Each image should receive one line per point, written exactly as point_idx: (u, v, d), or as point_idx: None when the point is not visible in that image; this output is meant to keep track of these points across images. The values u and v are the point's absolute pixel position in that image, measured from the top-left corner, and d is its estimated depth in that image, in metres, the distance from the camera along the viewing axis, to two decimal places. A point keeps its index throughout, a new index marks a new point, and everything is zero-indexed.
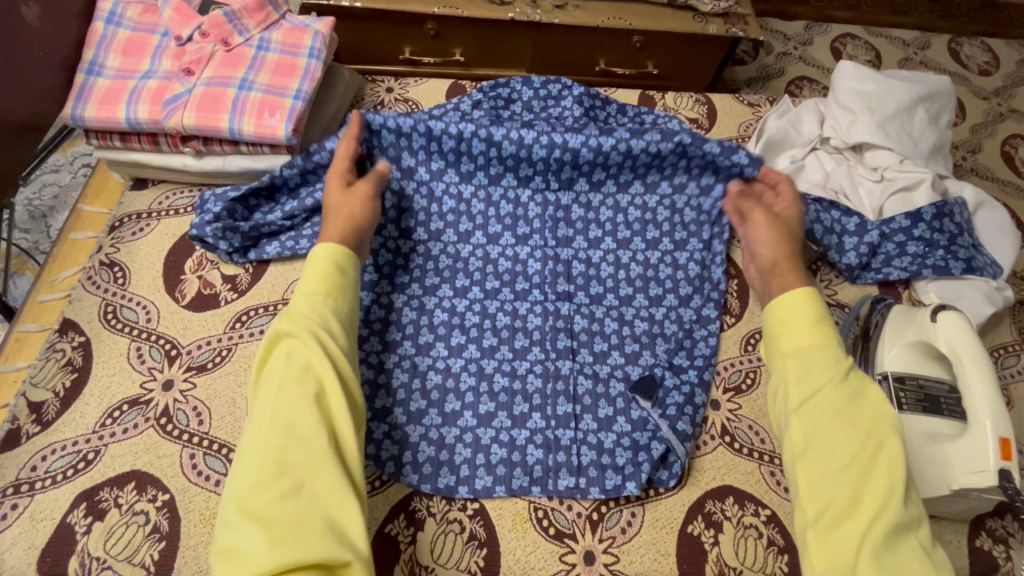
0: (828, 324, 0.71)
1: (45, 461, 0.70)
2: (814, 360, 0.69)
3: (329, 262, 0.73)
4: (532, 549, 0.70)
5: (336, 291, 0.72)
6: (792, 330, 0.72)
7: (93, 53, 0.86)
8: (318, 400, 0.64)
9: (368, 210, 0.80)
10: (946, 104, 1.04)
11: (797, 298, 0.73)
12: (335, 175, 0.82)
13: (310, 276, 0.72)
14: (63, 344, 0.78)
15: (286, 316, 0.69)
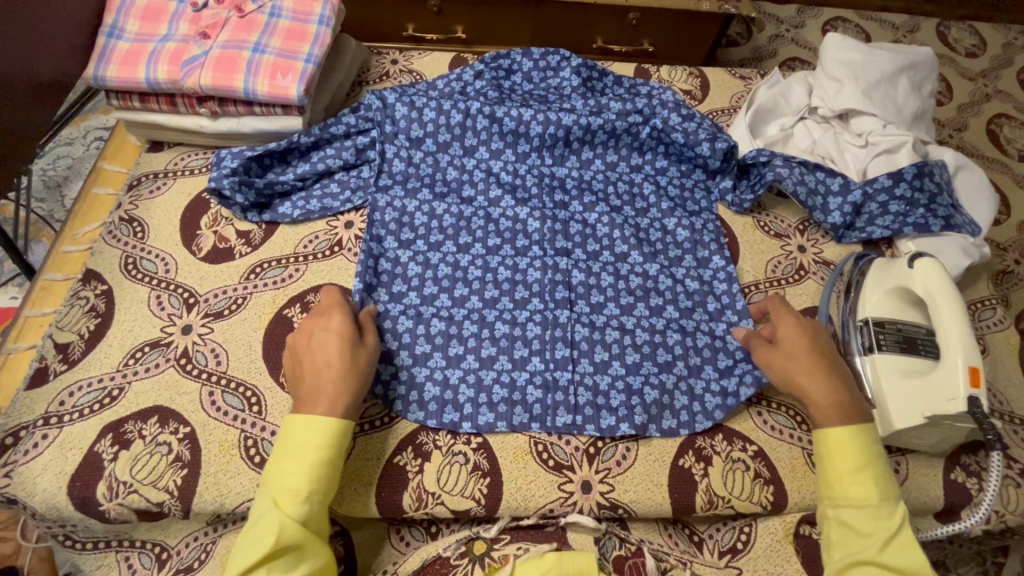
0: (881, 475, 0.67)
1: (72, 396, 0.74)
2: (864, 521, 0.64)
3: (320, 454, 0.65)
4: (533, 478, 0.74)
5: (326, 485, 0.65)
6: (843, 479, 0.67)
7: (113, 18, 0.90)
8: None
9: (368, 371, 0.73)
10: (928, 73, 1.08)
11: (846, 438, 0.68)
12: (331, 334, 0.72)
13: (299, 468, 0.64)
14: (87, 292, 0.82)
15: (266, 516, 0.61)
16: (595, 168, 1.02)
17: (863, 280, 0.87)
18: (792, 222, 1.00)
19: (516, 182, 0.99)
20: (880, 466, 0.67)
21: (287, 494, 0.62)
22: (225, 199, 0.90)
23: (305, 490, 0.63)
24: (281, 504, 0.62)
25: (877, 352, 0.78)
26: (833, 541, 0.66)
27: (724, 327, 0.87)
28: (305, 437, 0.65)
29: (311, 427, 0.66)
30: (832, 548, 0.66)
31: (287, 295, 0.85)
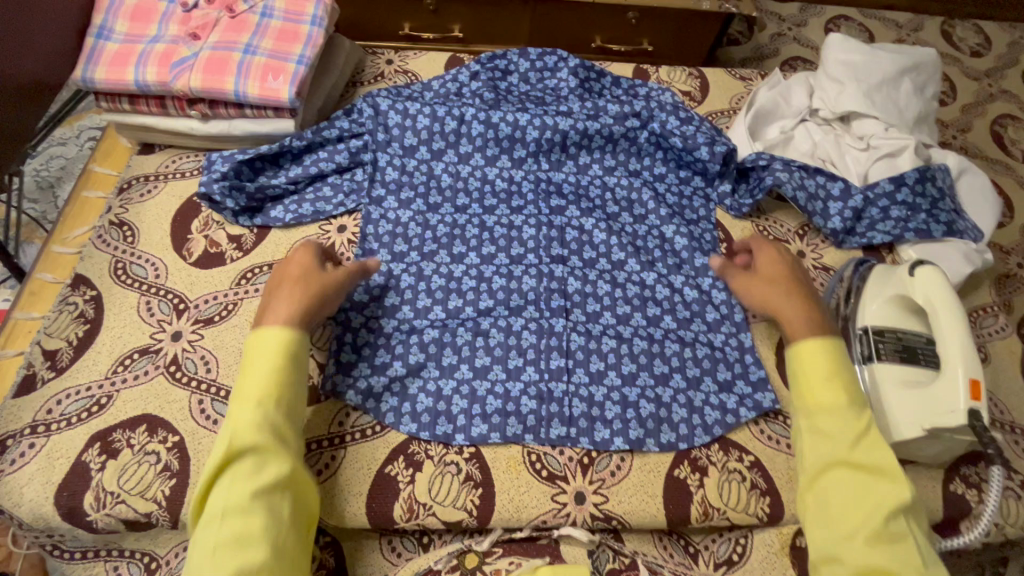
0: (844, 381, 0.71)
1: (60, 404, 0.73)
2: (834, 426, 0.68)
3: (278, 356, 0.68)
4: (526, 489, 0.73)
5: (285, 389, 0.68)
6: (814, 389, 0.71)
7: (102, 18, 0.88)
8: (269, 520, 0.60)
9: (327, 295, 0.76)
10: (932, 75, 1.06)
11: (819, 351, 0.73)
12: (294, 263, 0.78)
13: (257, 375, 0.67)
14: (76, 297, 0.81)
15: (228, 423, 0.64)
16: (592, 173, 1.01)
17: (863, 284, 0.85)
18: (792, 226, 0.98)
19: (511, 186, 0.98)
20: (843, 374, 0.72)
21: (245, 401, 0.65)
22: (216, 203, 0.90)
23: (263, 394, 0.66)
24: (238, 405, 0.65)
25: (876, 361, 0.77)
26: (808, 448, 0.69)
27: (722, 336, 0.87)
28: (263, 347, 0.69)
29: (268, 337, 0.69)
30: (806, 455, 0.69)
31: None
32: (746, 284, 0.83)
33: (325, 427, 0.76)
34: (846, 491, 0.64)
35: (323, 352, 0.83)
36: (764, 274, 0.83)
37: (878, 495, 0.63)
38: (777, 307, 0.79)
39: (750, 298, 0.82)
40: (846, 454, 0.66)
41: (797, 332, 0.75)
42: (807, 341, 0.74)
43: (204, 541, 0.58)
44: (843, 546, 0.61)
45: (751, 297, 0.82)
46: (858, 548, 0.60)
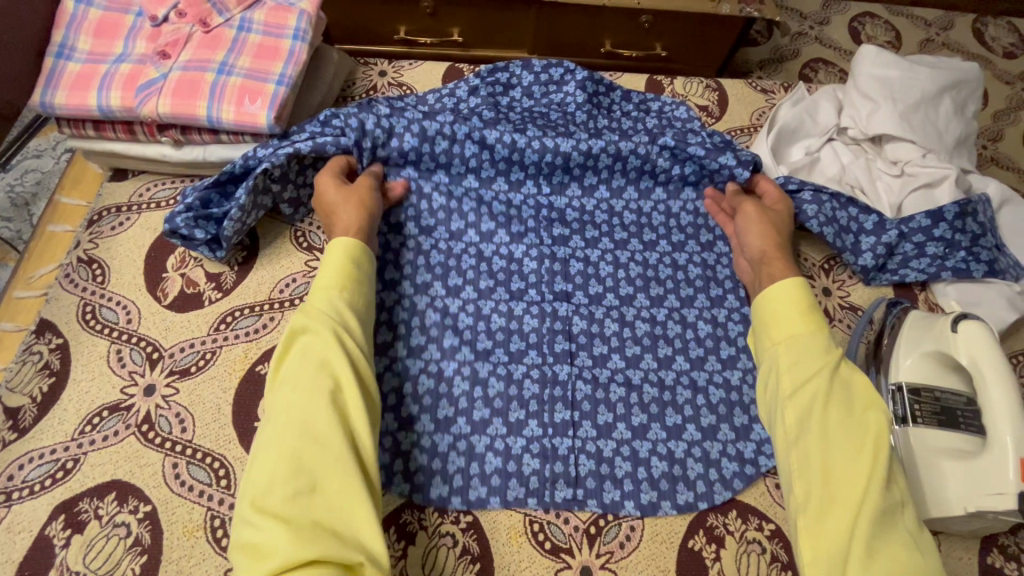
0: (808, 310, 0.73)
1: (22, 470, 0.68)
2: (805, 351, 0.69)
3: (347, 256, 0.73)
4: (527, 564, 0.68)
5: (354, 287, 0.72)
6: (782, 318, 0.73)
7: (62, 35, 0.80)
8: (336, 399, 0.64)
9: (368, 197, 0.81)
10: (972, 92, 0.98)
11: (788, 288, 0.74)
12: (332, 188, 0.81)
13: (329, 274, 0.72)
14: (40, 346, 0.75)
15: (303, 311, 0.70)
16: (600, 201, 0.93)
17: (896, 330, 0.78)
18: (817, 260, 0.91)
19: (513, 213, 0.90)
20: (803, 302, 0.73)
21: (320, 292, 0.70)
22: (188, 240, 0.81)
23: (335, 287, 0.70)
24: (316, 295, 0.70)
25: (911, 425, 0.71)
26: (781, 372, 0.69)
27: (739, 375, 0.80)
28: (329, 256, 0.73)
29: (334, 248, 0.74)
30: (778, 380, 0.69)
31: (260, 348, 0.78)
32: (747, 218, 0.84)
33: None
34: (806, 387, 0.67)
35: None
36: (766, 214, 0.84)
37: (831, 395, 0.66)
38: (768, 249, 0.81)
39: (745, 230, 0.83)
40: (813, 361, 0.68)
41: (777, 275, 0.77)
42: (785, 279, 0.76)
43: (280, 407, 0.63)
44: (805, 438, 0.65)
45: (747, 229, 0.83)
46: (817, 454, 0.64)
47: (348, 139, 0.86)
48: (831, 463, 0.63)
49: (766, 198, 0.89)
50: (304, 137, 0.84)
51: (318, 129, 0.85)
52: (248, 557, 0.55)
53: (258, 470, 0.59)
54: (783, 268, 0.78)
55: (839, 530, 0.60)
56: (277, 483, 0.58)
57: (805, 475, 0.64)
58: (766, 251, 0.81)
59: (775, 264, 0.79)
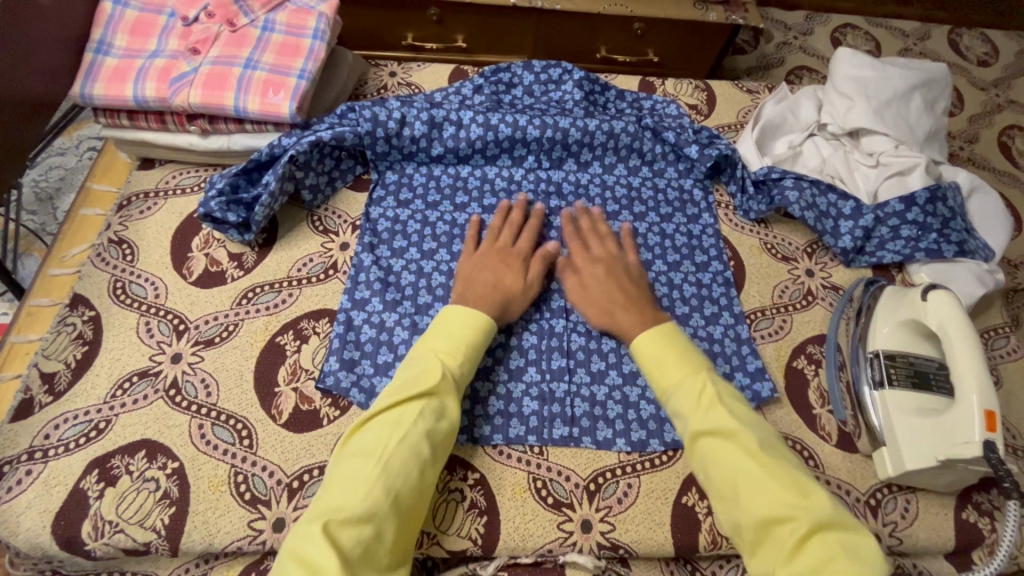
0: (690, 359, 0.73)
1: (57, 429, 0.72)
2: (678, 401, 0.70)
3: (475, 331, 0.75)
4: (531, 517, 0.72)
5: (472, 363, 0.74)
6: (656, 375, 0.73)
7: (101, 33, 0.87)
8: (427, 468, 0.65)
9: (506, 273, 0.83)
10: (942, 91, 1.05)
11: (648, 343, 0.75)
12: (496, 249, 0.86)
13: (454, 341, 0.73)
14: (74, 318, 0.80)
15: (427, 364, 0.70)
16: (597, 189, 0.99)
17: (874, 306, 0.85)
18: (800, 244, 0.97)
19: (515, 201, 0.96)
20: (684, 352, 0.74)
21: (443, 352, 0.72)
22: (219, 222, 0.86)
23: (459, 356, 0.72)
24: (442, 358, 0.71)
25: (888, 388, 0.77)
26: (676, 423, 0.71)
27: (727, 342, 0.86)
28: (457, 320, 0.75)
29: (467, 318, 0.75)
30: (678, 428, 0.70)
31: (280, 321, 0.83)
32: (587, 278, 0.84)
33: (324, 452, 0.74)
34: (715, 434, 0.66)
35: (318, 371, 0.79)
36: (612, 270, 0.84)
37: (738, 440, 0.65)
38: (617, 302, 0.81)
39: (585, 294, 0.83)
40: (706, 407, 0.68)
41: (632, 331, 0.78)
42: (650, 328, 0.77)
43: (377, 446, 0.63)
44: (720, 483, 0.64)
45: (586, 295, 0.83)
46: (728, 496, 0.63)
47: (362, 130, 0.92)
48: (739, 496, 0.62)
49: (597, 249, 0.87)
50: (324, 125, 0.91)
51: (336, 119, 0.92)
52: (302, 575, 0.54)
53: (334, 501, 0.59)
54: (635, 320, 0.79)
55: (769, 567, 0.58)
56: (358, 516, 0.58)
57: (733, 519, 0.62)
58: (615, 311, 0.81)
59: (621, 317, 0.80)
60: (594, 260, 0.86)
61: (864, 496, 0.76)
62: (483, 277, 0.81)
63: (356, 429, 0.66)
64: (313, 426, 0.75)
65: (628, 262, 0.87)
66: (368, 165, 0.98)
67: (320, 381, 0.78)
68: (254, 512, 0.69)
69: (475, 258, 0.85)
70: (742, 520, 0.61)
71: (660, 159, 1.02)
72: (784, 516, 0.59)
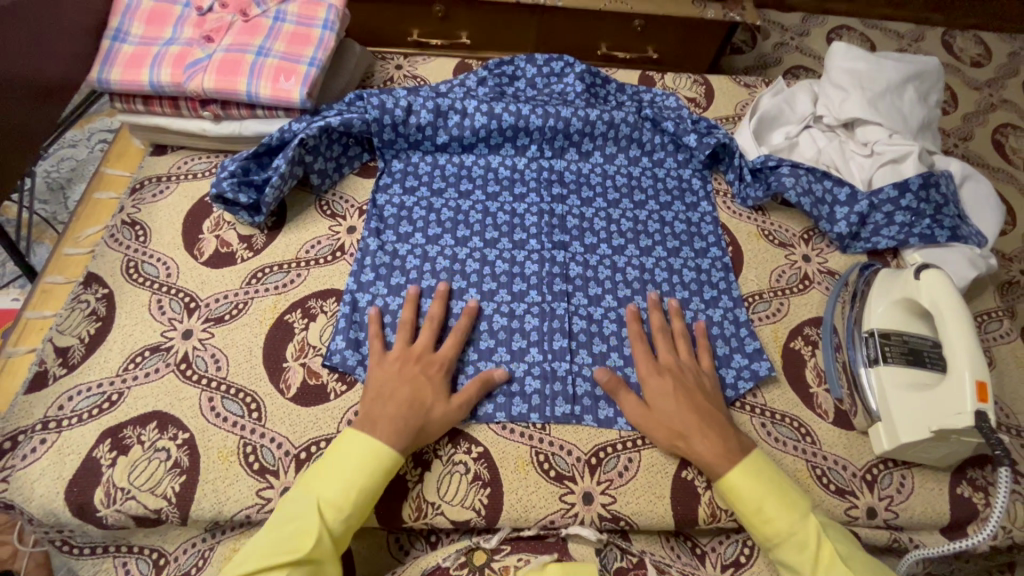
0: (794, 499, 0.69)
1: (71, 401, 0.74)
2: (794, 556, 0.66)
3: (371, 472, 0.67)
4: (533, 489, 0.74)
5: (364, 504, 0.67)
6: (756, 520, 0.68)
7: (119, 21, 0.90)
8: None
9: (420, 388, 0.73)
10: (934, 82, 1.08)
11: (741, 479, 0.69)
12: (412, 357, 0.76)
13: (343, 485, 0.65)
14: (88, 295, 0.82)
15: (303, 519, 0.63)
16: (598, 177, 1.02)
17: (868, 289, 0.87)
18: (796, 231, 0.99)
19: (517, 189, 0.98)
20: (783, 491, 0.69)
21: (329, 500, 0.65)
22: (230, 204, 0.88)
23: (345, 504, 0.65)
24: (323, 510, 0.64)
25: (882, 364, 0.79)
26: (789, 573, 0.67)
27: (726, 324, 0.87)
28: (353, 455, 0.67)
29: (360, 453, 0.67)
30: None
31: (288, 300, 0.85)
32: (651, 395, 0.76)
33: (331, 425, 0.75)
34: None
35: (325, 348, 0.81)
36: (682, 385, 0.76)
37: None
38: (690, 426, 0.73)
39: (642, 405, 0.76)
40: (823, 564, 0.64)
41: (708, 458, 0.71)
42: (742, 461, 0.71)
43: None
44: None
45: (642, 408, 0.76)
46: None
47: (369, 117, 0.94)
48: None
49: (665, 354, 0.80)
50: (333, 112, 0.93)
51: (345, 107, 0.95)
52: None
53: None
54: (714, 447, 0.71)
55: None
56: None
57: None
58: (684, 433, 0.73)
59: (695, 443, 0.72)
60: (661, 371, 0.78)
61: (860, 471, 0.78)
62: (400, 395, 0.72)
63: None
64: (320, 400, 0.77)
65: (699, 373, 0.79)
66: (374, 152, 1.00)
67: (327, 357, 0.80)
68: (263, 481, 0.71)
69: (386, 367, 0.75)
70: None
71: (659, 150, 1.05)
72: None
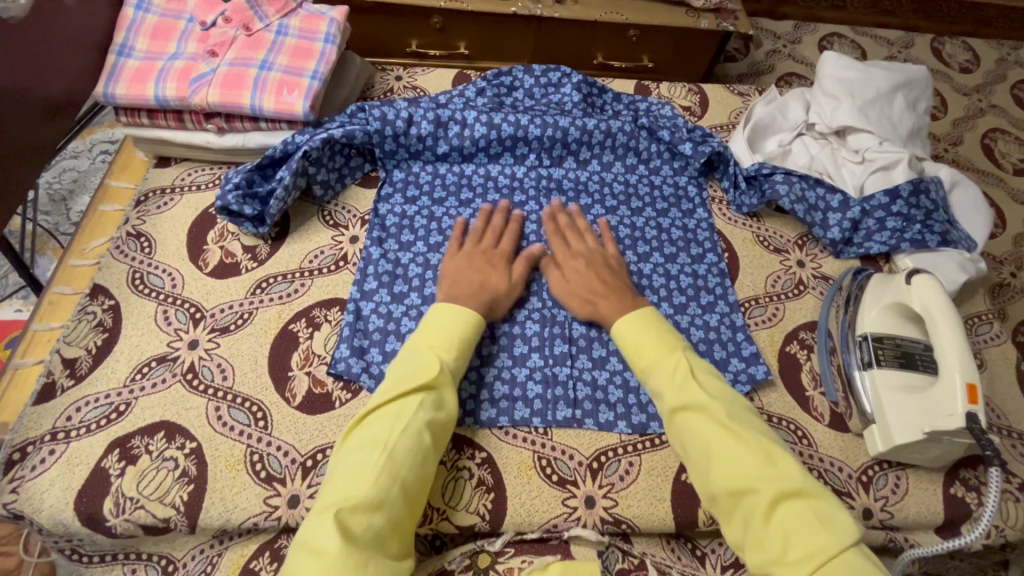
0: (668, 338, 0.77)
1: (80, 412, 0.75)
2: (660, 379, 0.72)
3: (466, 327, 0.77)
4: (537, 494, 0.75)
5: (462, 353, 0.76)
6: (636, 356, 0.76)
7: (124, 37, 0.92)
8: (429, 457, 0.67)
9: (491, 273, 0.85)
10: (923, 91, 1.11)
11: (630, 325, 0.78)
12: (478, 248, 0.89)
13: (446, 334, 0.75)
14: (94, 307, 0.83)
15: (422, 363, 0.71)
16: (595, 185, 1.03)
17: (861, 294, 0.89)
18: (791, 236, 1.01)
19: (517, 196, 1.00)
20: (663, 334, 0.77)
21: (437, 347, 0.74)
22: (235, 216, 0.90)
23: (453, 348, 0.74)
24: (438, 352, 0.73)
25: (876, 367, 0.81)
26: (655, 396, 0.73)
27: (723, 330, 0.89)
28: (450, 315, 0.77)
29: (455, 315, 0.77)
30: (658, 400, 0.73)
31: (292, 310, 0.86)
32: (568, 271, 0.88)
33: (336, 434, 0.76)
34: (690, 408, 0.69)
35: (329, 357, 0.82)
36: (593, 264, 0.88)
37: (710, 411, 0.68)
38: (600, 293, 0.84)
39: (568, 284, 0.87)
40: (681, 383, 0.71)
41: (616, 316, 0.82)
42: (632, 312, 0.80)
43: (378, 439, 0.65)
44: (697, 459, 0.67)
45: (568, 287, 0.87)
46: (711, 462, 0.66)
47: (371, 129, 0.96)
48: (722, 461, 0.65)
49: (579, 244, 0.91)
50: (335, 124, 0.95)
51: (347, 118, 0.97)
52: (314, 559, 0.56)
53: (340, 497, 0.60)
54: (616, 307, 0.82)
55: (749, 525, 0.61)
56: (368, 502, 0.60)
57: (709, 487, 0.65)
58: (596, 298, 0.84)
59: (602, 304, 0.83)
60: (575, 256, 0.89)
61: (856, 472, 0.79)
62: (470, 276, 0.84)
63: (359, 423, 0.68)
64: (325, 409, 0.78)
65: (608, 256, 0.90)
66: (376, 163, 1.02)
67: (331, 366, 0.81)
68: (270, 490, 0.72)
69: (458, 259, 0.87)
70: (719, 483, 0.64)
71: (655, 158, 1.07)
72: (751, 488, 0.62)
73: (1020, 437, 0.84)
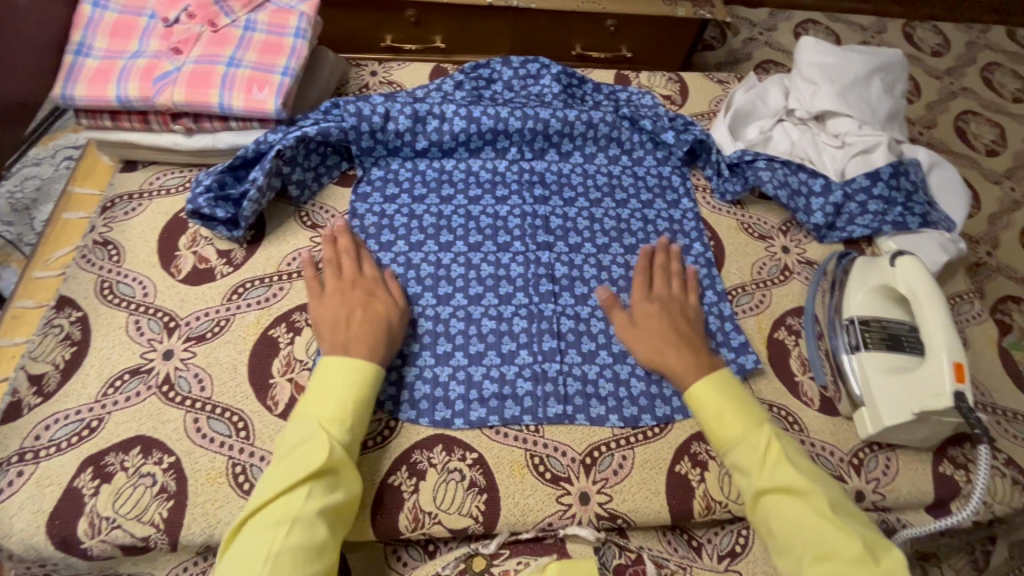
0: (754, 410, 0.72)
1: (49, 430, 0.71)
2: (743, 453, 0.69)
3: (355, 393, 0.70)
4: (530, 492, 0.74)
5: (356, 422, 0.70)
6: (719, 421, 0.71)
7: (81, 35, 0.87)
8: (328, 552, 0.61)
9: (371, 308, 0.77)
10: (899, 74, 1.11)
11: (708, 383, 0.73)
12: (346, 283, 0.80)
13: (333, 405, 0.68)
14: (61, 320, 0.80)
15: (310, 452, 0.64)
16: (578, 178, 1.02)
17: (846, 278, 0.90)
18: (775, 223, 1.01)
19: (500, 191, 0.98)
20: (745, 402, 0.73)
21: (326, 423, 0.67)
22: (207, 219, 0.87)
23: (343, 420, 0.68)
24: (325, 429, 0.67)
25: (863, 350, 0.81)
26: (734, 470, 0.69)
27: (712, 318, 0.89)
28: (335, 380, 0.70)
29: (337, 381, 0.70)
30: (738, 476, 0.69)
31: (271, 315, 0.83)
32: (640, 310, 0.83)
33: None
34: (778, 486, 0.65)
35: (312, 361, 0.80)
36: (668, 314, 0.82)
37: (803, 496, 0.64)
38: (672, 343, 0.78)
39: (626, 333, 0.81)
40: (773, 463, 0.67)
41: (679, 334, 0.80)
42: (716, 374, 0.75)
43: (262, 557, 0.58)
44: (778, 537, 0.64)
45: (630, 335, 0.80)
46: (796, 545, 0.62)
47: (346, 125, 0.93)
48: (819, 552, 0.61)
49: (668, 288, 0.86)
50: (310, 122, 0.92)
51: (321, 115, 0.94)
52: None
53: None
54: (689, 363, 0.76)
55: None
56: None
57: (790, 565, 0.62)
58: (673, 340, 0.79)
59: (670, 357, 0.77)
60: (653, 301, 0.84)
61: (847, 455, 0.79)
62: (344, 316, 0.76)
63: (238, 537, 0.61)
64: None
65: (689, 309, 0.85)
66: (353, 161, 0.99)
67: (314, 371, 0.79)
68: None
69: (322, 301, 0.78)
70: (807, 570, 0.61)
71: (638, 148, 1.06)
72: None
73: (1004, 413, 0.85)
